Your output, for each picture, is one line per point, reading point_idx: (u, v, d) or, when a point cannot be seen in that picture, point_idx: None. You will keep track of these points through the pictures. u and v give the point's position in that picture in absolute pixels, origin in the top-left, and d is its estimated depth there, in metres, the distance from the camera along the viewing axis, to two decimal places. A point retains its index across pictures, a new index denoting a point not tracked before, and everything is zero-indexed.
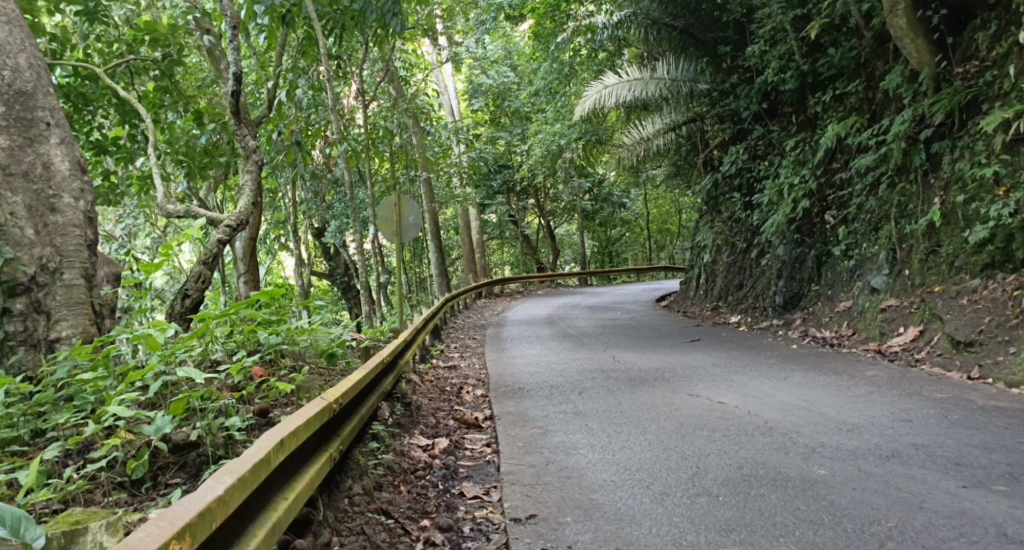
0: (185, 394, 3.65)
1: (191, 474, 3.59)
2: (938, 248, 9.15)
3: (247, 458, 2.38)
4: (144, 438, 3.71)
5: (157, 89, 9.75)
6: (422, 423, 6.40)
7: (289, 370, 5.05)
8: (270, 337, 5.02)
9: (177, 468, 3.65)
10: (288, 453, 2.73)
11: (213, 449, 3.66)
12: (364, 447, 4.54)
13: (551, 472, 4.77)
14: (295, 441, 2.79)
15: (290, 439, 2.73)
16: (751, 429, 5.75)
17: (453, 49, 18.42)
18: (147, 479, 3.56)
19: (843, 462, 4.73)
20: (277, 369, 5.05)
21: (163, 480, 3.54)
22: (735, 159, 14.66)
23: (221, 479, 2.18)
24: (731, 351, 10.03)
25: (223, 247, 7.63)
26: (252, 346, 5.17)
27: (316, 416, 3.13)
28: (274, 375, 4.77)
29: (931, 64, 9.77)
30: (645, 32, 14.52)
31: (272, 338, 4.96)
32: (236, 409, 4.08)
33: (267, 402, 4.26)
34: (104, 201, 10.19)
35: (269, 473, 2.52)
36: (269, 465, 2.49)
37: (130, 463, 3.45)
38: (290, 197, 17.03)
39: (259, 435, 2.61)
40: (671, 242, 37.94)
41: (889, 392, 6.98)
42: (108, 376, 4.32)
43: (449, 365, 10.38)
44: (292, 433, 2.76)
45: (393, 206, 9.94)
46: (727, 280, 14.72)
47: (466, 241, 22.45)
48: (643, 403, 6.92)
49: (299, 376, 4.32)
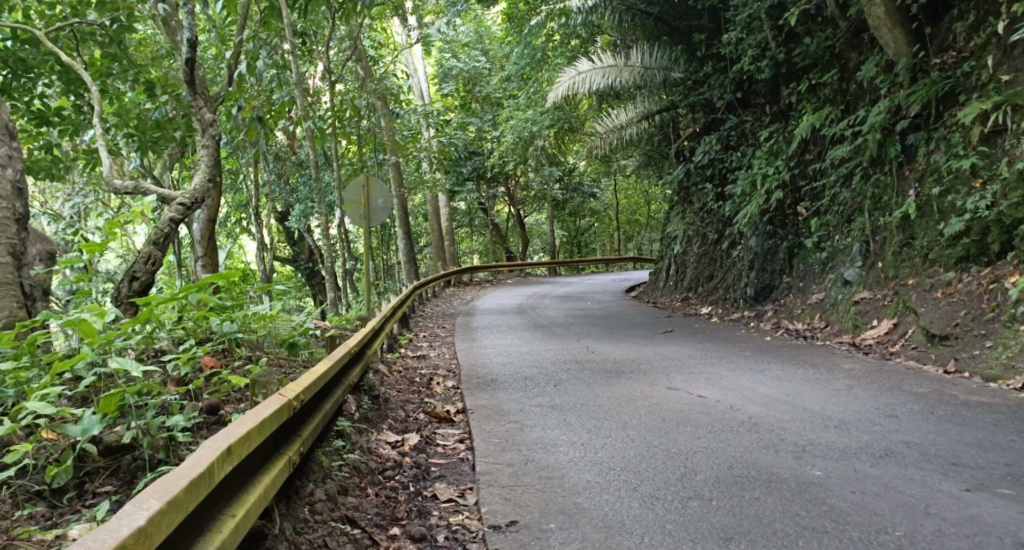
0: (120, 390, 3.24)
1: (125, 482, 3.19)
2: (912, 240, 8.99)
3: (184, 475, 2.01)
4: (70, 439, 3.30)
5: (106, 57, 9.39)
6: (391, 417, 6.04)
7: (246, 361, 4.64)
8: (224, 324, 4.61)
9: (108, 473, 3.24)
10: (238, 463, 2.36)
11: (151, 453, 3.26)
12: (328, 446, 4.16)
13: (531, 472, 4.47)
14: (248, 446, 2.43)
15: (241, 446, 2.36)
16: (735, 425, 5.48)
17: (423, 30, 17.85)
18: (71, 487, 3.16)
19: (837, 461, 4.49)
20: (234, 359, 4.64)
21: (90, 488, 3.14)
22: (708, 150, 14.47)
23: (145, 505, 1.82)
24: (705, 342, 9.83)
25: (175, 227, 7.21)
26: (204, 334, 4.75)
27: (274, 416, 2.75)
28: (227, 366, 4.36)
29: (908, 55, 9.61)
30: (620, 18, 14.15)
31: (227, 326, 4.55)
32: (181, 406, 3.67)
33: (218, 398, 3.85)
34: (45, 175, 9.62)
35: (212, 489, 2.15)
36: (212, 481, 2.12)
37: (51, 469, 3.06)
38: (252, 179, 16.47)
39: (203, 443, 2.23)
40: (640, 233, 37.83)
41: (870, 386, 6.77)
42: (31, 367, 3.86)
43: (417, 354, 10.00)
44: (243, 438, 2.38)
45: (361, 188, 9.48)
46: (697, 271, 14.54)
47: (434, 229, 21.97)
48: (620, 396, 6.64)
49: (255, 368, 3.92)
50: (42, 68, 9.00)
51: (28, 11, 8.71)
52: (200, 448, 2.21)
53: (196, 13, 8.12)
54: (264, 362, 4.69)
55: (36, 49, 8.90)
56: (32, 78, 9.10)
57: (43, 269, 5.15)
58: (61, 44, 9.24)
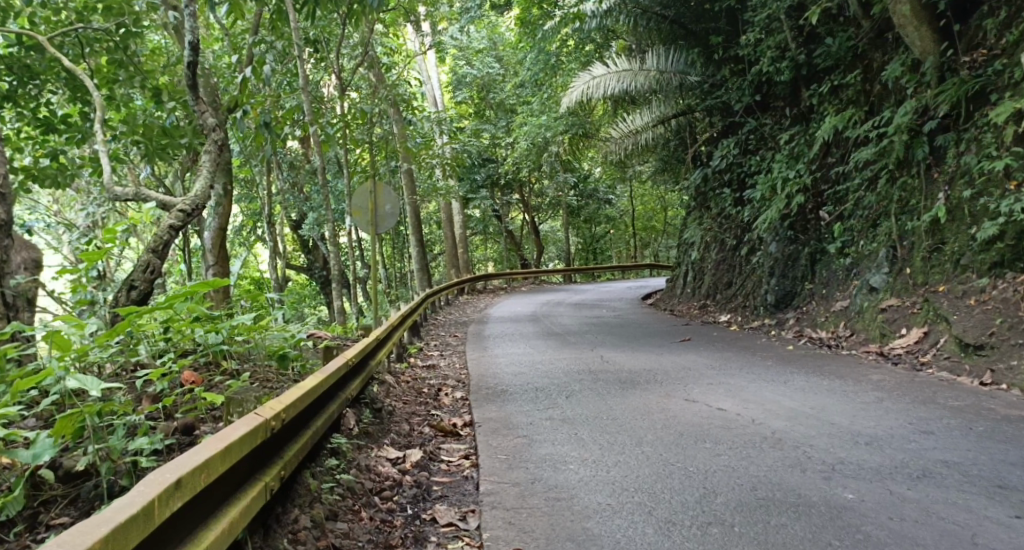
0: (80, 410, 2.97)
1: (83, 512, 2.94)
2: (942, 245, 8.60)
3: (107, 521, 1.75)
4: (26, 464, 3.05)
5: (112, 63, 9.22)
6: (394, 431, 5.76)
7: (229, 375, 4.46)
8: (209, 335, 4.41)
9: (66, 502, 3.00)
10: (190, 499, 2.09)
11: (114, 480, 3.00)
12: (321, 466, 3.89)
13: (538, 493, 4.20)
14: (207, 477, 2.16)
15: (195, 479, 2.09)
16: (757, 441, 5.15)
17: (436, 37, 17.66)
18: (24, 517, 2.92)
19: (870, 483, 4.17)
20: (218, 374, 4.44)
21: (44, 520, 2.90)
22: (726, 154, 14.08)
23: None
24: (725, 351, 9.46)
25: (174, 234, 7.00)
26: (188, 346, 4.56)
27: (246, 439, 2.47)
28: (209, 384, 4.12)
29: (936, 53, 9.21)
30: (635, 20, 13.91)
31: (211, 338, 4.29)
32: (152, 427, 3.42)
33: (192, 417, 3.60)
34: (51, 183, 9.41)
35: (152, 532, 1.90)
36: (148, 525, 1.85)
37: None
38: (265, 187, 16.32)
39: (145, 477, 1.98)
40: (656, 240, 37.44)
41: (901, 399, 6.39)
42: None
43: (427, 364, 9.73)
44: (199, 468, 2.11)
45: (369, 194, 9.26)
46: (716, 277, 14.17)
47: (448, 236, 21.72)
48: (636, 409, 6.32)
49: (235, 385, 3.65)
50: (48, 75, 8.83)
51: (32, 16, 8.55)
52: (140, 484, 1.95)
53: (199, 16, 7.95)
54: (249, 378, 4.46)
55: (41, 56, 8.66)
56: (38, 85, 8.94)
57: (26, 278, 4.94)
58: (65, 49, 9.02)
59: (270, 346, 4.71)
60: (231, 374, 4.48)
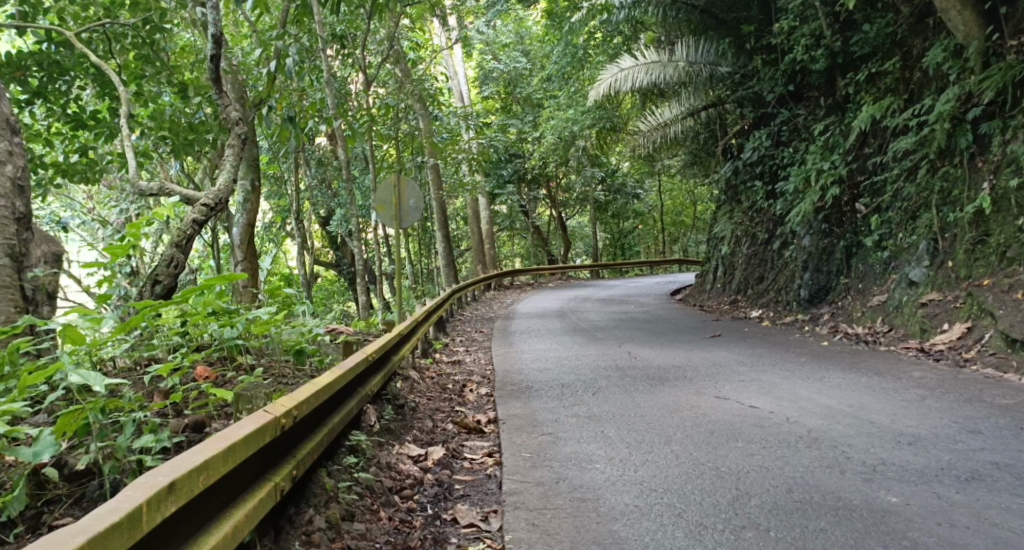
0: (84, 407, 2.89)
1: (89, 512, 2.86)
2: (986, 237, 8.25)
3: (85, 530, 1.64)
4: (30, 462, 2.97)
5: (139, 58, 9.21)
6: (416, 428, 5.64)
7: (243, 371, 4.42)
8: (224, 330, 4.35)
9: (71, 502, 2.93)
10: (185, 504, 1.97)
11: (121, 479, 2.92)
12: (338, 464, 3.78)
13: (563, 493, 4.06)
14: (205, 479, 2.05)
15: (191, 483, 1.98)
16: (792, 440, 4.93)
17: (462, 31, 17.50)
18: (26, 518, 2.83)
19: (916, 486, 3.96)
20: (231, 369, 4.41)
21: (46, 521, 2.82)
22: (757, 146, 13.70)
23: None
24: (758, 347, 9.21)
25: (198, 228, 6.96)
26: (203, 340, 4.53)
27: (252, 438, 2.35)
28: (222, 380, 4.04)
29: (980, 37, 8.79)
30: (663, 12, 13.68)
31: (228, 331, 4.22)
32: (161, 424, 3.34)
33: (202, 414, 3.53)
34: (80, 179, 9.40)
35: (142, 540, 1.79)
36: (132, 532, 1.74)
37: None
38: (292, 183, 16.33)
39: (136, 481, 1.87)
40: (685, 235, 37.02)
41: (945, 397, 6.12)
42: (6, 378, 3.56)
43: (452, 360, 9.61)
44: (196, 470, 2.00)
45: (392, 188, 9.16)
46: (746, 273, 13.88)
47: (474, 232, 21.61)
48: (665, 406, 6.13)
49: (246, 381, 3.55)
50: (77, 70, 8.79)
51: (60, 12, 8.55)
52: (128, 489, 1.84)
53: (221, 9, 7.90)
54: (261, 374, 4.41)
55: (71, 52, 8.66)
56: (67, 81, 8.91)
57: (45, 271, 4.91)
58: (92, 45, 9.02)
59: (285, 341, 4.66)
60: (245, 369, 4.45)
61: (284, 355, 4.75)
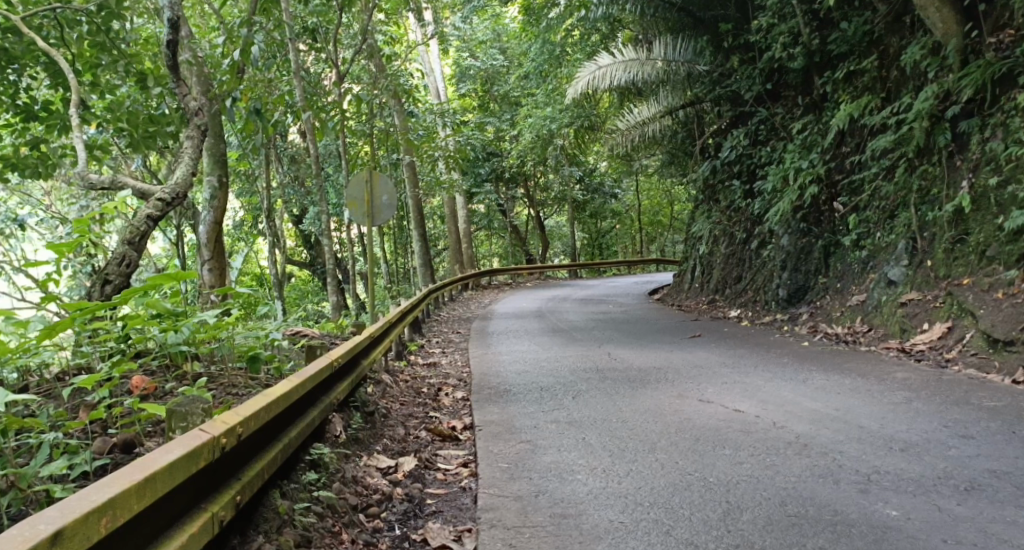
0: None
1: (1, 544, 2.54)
2: (966, 236, 8.09)
3: None
4: None
5: (94, 46, 8.74)
6: (386, 436, 5.32)
7: (187, 379, 4.14)
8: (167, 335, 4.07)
9: None
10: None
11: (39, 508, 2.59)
12: (298, 480, 3.46)
13: (543, 508, 3.78)
14: (107, 523, 1.73)
15: (83, 531, 1.66)
16: (781, 447, 4.70)
17: (438, 26, 17.12)
18: None
19: (913, 497, 3.75)
20: (174, 377, 4.14)
21: None
22: (735, 144, 13.47)
23: None
24: (738, 348, 8.99)
25: (152, 225, 6.63)
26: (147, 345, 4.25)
27: (178, 466, 2.03)
28: (159, 392, 3.75)
29: (958, 35, 8.59)
30: (642, 9, 13.67)
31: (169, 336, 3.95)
32: (79, 443, 3.04)
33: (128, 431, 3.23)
34: (32, 173, 8.96)
35: None
36: None
37: None
38: (263, 181, 15.87)
39: (11, 532, 1.56)
40: (663, 234, 36.99)
41: (932, 399, 5.92)
42: None
43: (428, 362, 9.29)
44: (93, 514, 1.69)
45: (364, 184, 8.83)
46: (725, 272, 13.71)
47: (451, 232, 21.27)
48: (646, 410, 5.87)
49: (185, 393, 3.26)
50: (26, 58, 8.41)
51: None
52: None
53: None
54: (205, 383, 4.14)
55: (19, 38, 8.22)
56: (17, 71, 8.53)
57: None
58: (45, 33, 8.59)
59: (238, 347, 4.43)
60: (189, 378, 4.18)
61: (236, 361, 4.45)
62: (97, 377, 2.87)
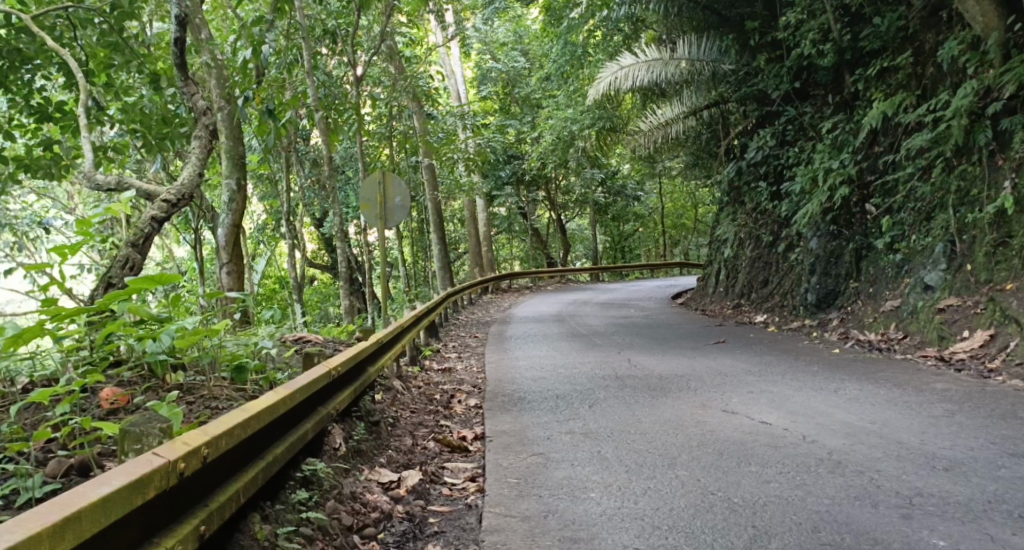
0: None
1: None
2: (1009, 239, 7.67)
3: None
4: None
5: (106, 46, 8.58)
6: (392, 447, 5.06)
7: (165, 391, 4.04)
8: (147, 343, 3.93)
9: None
10: None
11: None
12: (288, 499, 3.22)
13: (552, 530, 3.49)
14: None
15: None
16: (813, 464, 4.36)
17: (459, 27, 16.83)
18: None
19: (964, 525, 3.40)
20: (150, 387, 4.02)
21: None
22: (762, 145, 12.94)
23: None
24: (765, 355, 8.61)
25: (157, 227, 6.45)
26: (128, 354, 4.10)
27: (120, 499, 1.83)
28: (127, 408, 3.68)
29: (1000, 28, 8.13)
30: (666, 7, 13.02)
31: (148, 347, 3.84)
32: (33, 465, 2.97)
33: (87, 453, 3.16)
34: (45, 175, 8.82)
35: None
36: None
37: None
38: (281, 183, 15.72)
39: None
40: (686, 237, 36.47)
41: (976, 413, 5.52)
42: None
43: (443, 368, 9.00)
44: None
45: (377, 185, 8.58)
46: (750, 276, 13.29)
47: (471, 234, 21.01)
48: (668, 422, 5.54)
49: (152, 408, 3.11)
50: (41, 58, 8.29)
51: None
52: None
53: None
54: (182, 396, 4.00)
55: (31, 39, 8.11)
56: (31, 70, 8.40)
57: None
58: (58, 32, 8.44)
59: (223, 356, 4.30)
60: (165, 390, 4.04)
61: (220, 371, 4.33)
62: (51, 392, 2.91)
